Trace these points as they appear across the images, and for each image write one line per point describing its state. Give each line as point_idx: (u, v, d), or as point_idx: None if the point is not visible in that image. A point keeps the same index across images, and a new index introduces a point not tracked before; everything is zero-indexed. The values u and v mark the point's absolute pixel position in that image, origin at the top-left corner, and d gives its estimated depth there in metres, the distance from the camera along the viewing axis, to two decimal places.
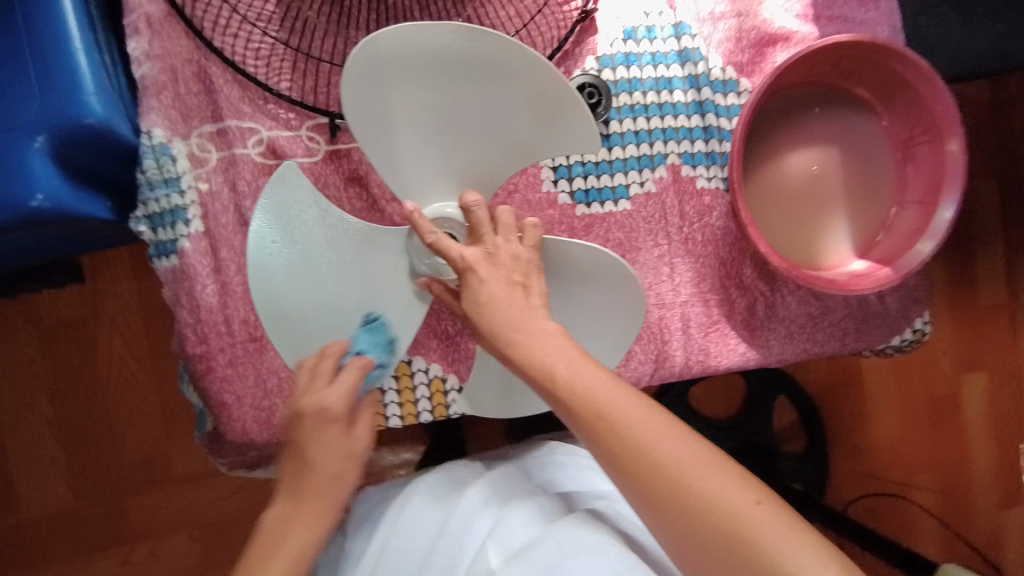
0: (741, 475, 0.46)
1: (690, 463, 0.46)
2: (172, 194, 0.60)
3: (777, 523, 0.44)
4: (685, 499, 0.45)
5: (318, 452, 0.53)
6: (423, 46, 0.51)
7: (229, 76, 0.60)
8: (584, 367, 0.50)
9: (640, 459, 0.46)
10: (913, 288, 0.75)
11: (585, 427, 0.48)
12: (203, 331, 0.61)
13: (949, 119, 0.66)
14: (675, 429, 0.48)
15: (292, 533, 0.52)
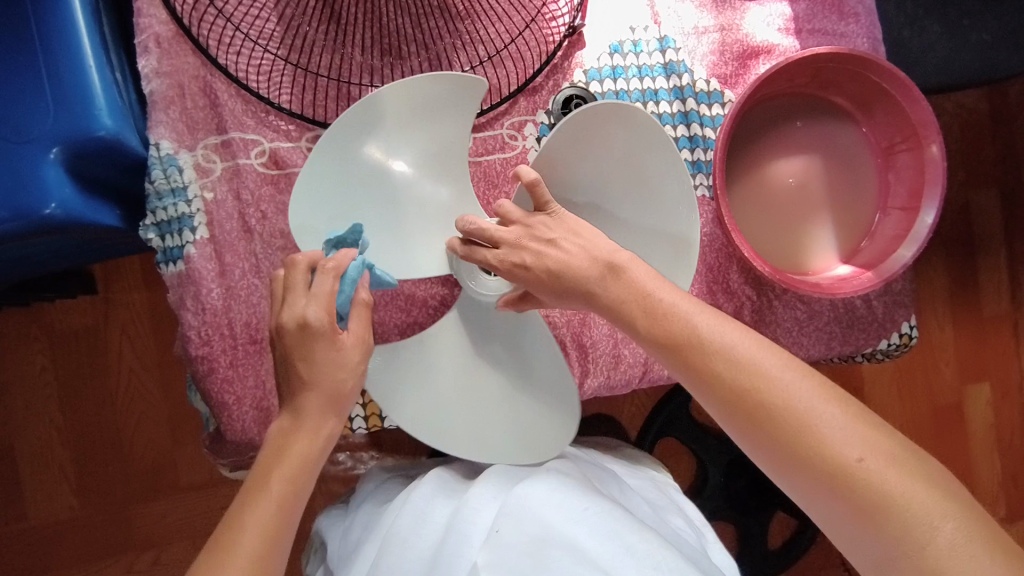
0: (861, 422, 0.46)
1: (800, 403, 0.47)
2: (179, 203, 0.63)
3: (891, 467, 0.44)
4: (801, 436, 0.46)
5: (306, 366, 0.51)
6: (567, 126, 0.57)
7: (233, 91, 0.64)
8: (706, 313, 0.52)
9: (751, 389, 0.48)
10: (898, 293, 0.77)
11: (693, 369, 0.51)
12: (207, 334, 0.63)
13: (928, 126, 0.68)
14: (796, 368, 0.49)
15: (293, 446, 0.51)
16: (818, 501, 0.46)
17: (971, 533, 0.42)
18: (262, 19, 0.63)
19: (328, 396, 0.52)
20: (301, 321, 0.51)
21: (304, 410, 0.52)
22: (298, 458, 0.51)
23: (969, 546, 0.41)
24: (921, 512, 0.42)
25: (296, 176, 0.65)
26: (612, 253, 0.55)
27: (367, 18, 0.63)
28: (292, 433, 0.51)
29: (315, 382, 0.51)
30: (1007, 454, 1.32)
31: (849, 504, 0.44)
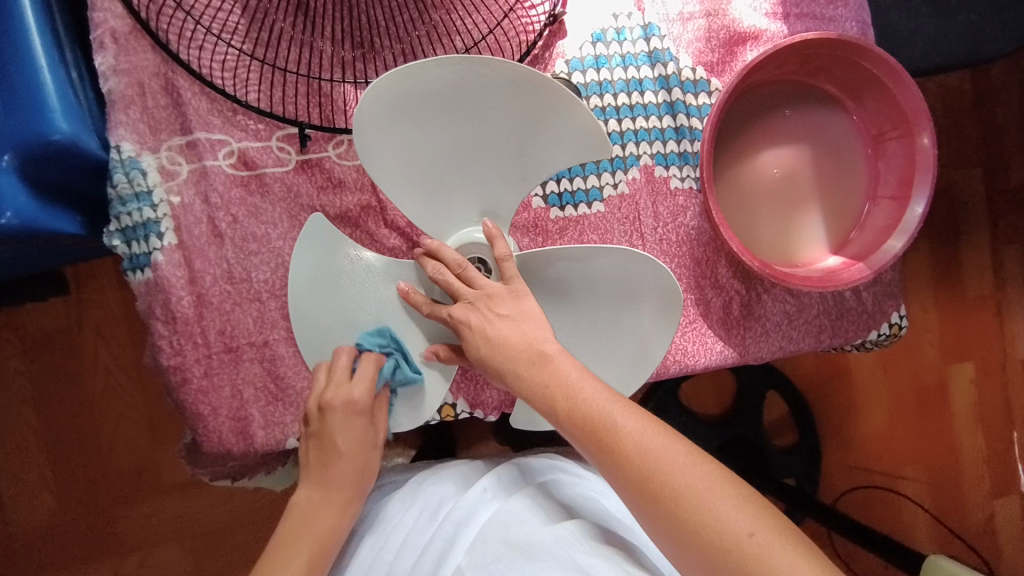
0: (757, 510, 0.47)
1: (698, 486, 0.48)
2: (144, 208, 0.60)
3: (777, 545, 0.45)
4: (694, 522, 0.46)
5: (342, 438, 0.57)
6: (392, 102, 0.51)
7: (197, 88, 0.60)
8: (603, 393, 0.52)
9: (645, 470, 0.48)
10: (887, 283, 0.76)
11: (594, 448, 0.50)
12: (179, 344, 0.61)
13: (919, 113, 0.67)
14: (694, 455, 0.50)
15: (321, 519, 0.56)
16: None
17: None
18: (225, 12, 0.59)
19: (345, 499, 0.58)
20: (347, 400, 0.57)
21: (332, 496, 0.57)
22: (315, 537, 0.55)
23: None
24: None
25: (267, 176, 0.62)
26: (543, 342, 0.55)
27: (337, 9, 0.59)
28: (317, 506, 0.56)
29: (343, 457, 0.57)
30: (993, 434, 1.33)
31: None
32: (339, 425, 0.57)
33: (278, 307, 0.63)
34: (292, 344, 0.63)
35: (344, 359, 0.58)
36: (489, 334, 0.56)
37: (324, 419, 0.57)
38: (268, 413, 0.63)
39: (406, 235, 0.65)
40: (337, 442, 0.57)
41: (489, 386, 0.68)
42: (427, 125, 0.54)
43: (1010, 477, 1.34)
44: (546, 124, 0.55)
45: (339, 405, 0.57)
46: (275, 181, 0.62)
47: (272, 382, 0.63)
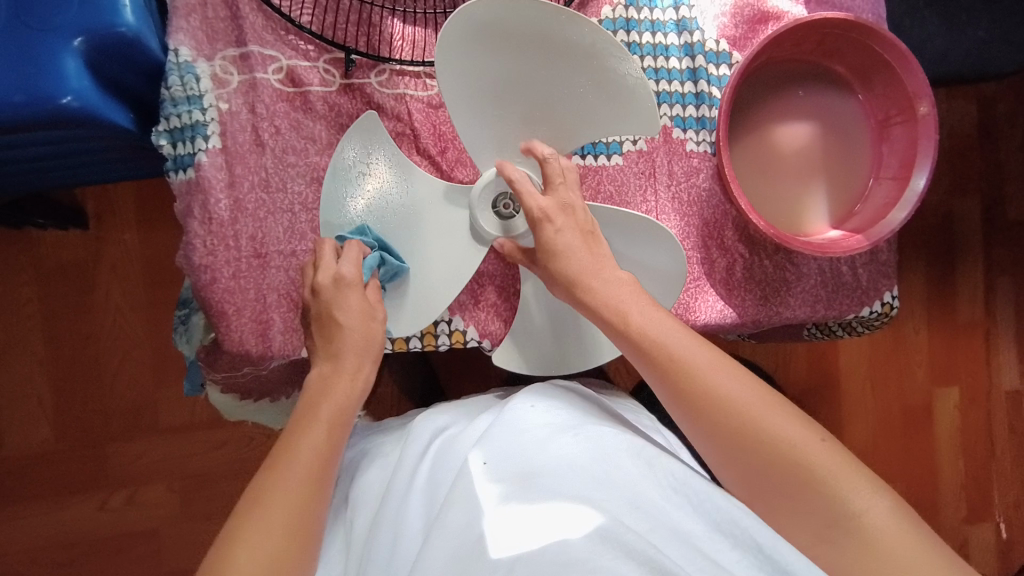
0: (801, 419, 0.51)
1: (753, 403, 0.51)
2: (194, 110, 0.63)
3: (829, 452, 0.49)
4: (749, 432, 0.50)
5: (342, 314, 0.57)
6: (492, 23, 0.57)
7: (255, 5, 0.64)
8: (657, 317, 0.56)
9: (704, 389, 0.52)
10: (883, 263, 0.80)
11: (654, 365, 0.54)
12: (212, 244, 0.64)
13: (922, 97, 0.71)
14: (742, 375, 0.53)
15: (334, 387, 0.55)
16: (772, 502, 0.49)
17: (900, 513, 0.46)
18: None
19: (365, 339, 0.57)
20: (335, 277, 0.58)
21: (344, 361, 0.56)
22: (335, 402, 0.54)
23: (896, 523, 0.46)
24: (857, 494, 0.47)
25: (312, 95, 0.66)
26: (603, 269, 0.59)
27: None
28: (330, 379, 0.55)
29: (348, 329, 0.57)
30: (973, 455, 1.37)
31: (801, 494, 0.48)
32: (339, 297, 0.58)
33: (308, 220, 0.66)
34: (318, 256, 0.67)
35: (329, 251, 0.59)
36: (547, 245, 0.60)
37: (329, 294, 0.58)
38: (289, 319, 0.66)
39: (436, 165, 0.69)
40: (337, 315, 0.57)
41: (498, 318, 0.71)
42: (517, 57, 0.60)
43: (987, 499, 1.38)
44: (626, 93, 0.60)
45: (326, 281, 0.58)
46: (318, 100, 0.66)
47: (296, 290, 0.66)
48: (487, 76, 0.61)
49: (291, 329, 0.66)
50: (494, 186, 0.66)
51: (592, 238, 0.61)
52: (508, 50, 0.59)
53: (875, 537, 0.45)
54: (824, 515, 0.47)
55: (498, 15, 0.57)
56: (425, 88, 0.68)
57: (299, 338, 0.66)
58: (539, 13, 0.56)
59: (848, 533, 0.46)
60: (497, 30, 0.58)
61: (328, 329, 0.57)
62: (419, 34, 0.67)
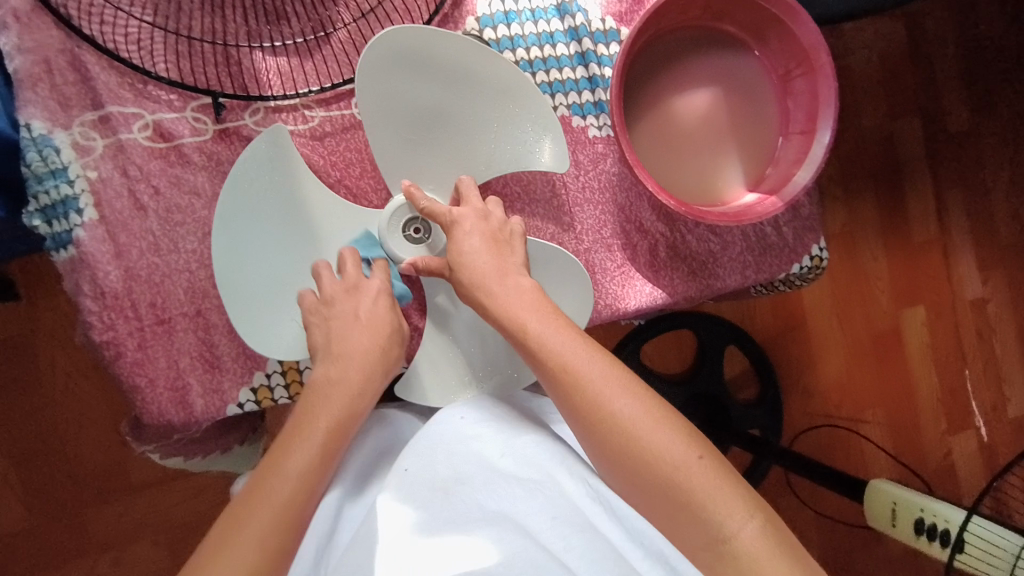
0: (691, 435, 0.51)
1: (641, 420, 0.50)
2: (62, 184, 0.60)
3: (715, 474, 0.49)
4: (637, 451, 0.49)
5: (364, 312, 0.61)
6: (393, 49, 0.59)
7: (105, 63, 0.61)
8: (556, 326, 0.55)
9: (598, 408, 0.51)
10: (806, 217, 0.79)
11: (552, 380, 0.53)
12: (109, 319, 0.61)
13: (817, 47, 0.69)
14: (635, 388, 0.52)
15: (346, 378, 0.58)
16: (655, 517, 0.50)
17: (772, 536, 0.47)
18: None
19: (364, 371, 0.58)
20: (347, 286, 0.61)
21: (352, 364, 0.58)
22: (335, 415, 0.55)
23: (768, 545, 0.46)
24: (733, 516, 0.47)
25: (185, 147, 0.63)
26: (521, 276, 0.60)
27: None
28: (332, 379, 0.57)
29: (369, 326, 0.60)
30: (946, 371, 1.39)
31: (681, 514, 0.48)
32: (358, 301, 0.61)
33: (208, 276, 0.64)
34: (224, 312, 0.64)
35: (351, 262, 0.63)
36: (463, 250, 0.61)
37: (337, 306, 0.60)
38: (206, 381, 0.64)
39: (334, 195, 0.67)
40: (359, 316, 0.60)
41: None
42: (412, 81, 0.62)
43: (965, 412, 1.40)
44: (526, 139, 0.64)
45: (338, 290, 0.61)
46: (192, 151, 0.63)
47: (208, 350, 0.64)
48: (397, 104, 0.62)
49: (209, 390, 0.64)
50: (407, 209, 0.66)
51: (505, 247, 0.62)
52: (415, 74, 0.61)
53: (746, 558, 0.46)
54: (701, 538, 0.47)
55: (398, 43, 0.59)
56: (305, 120, 0.65)
57: (219, 398, 0.64)
58: (439, 39, 0.60)
59: (722, 554, 0.47)
60: (395, 55, 0.60)
61: (343, 336, 0.59)
62: (287, 66, 0.64)
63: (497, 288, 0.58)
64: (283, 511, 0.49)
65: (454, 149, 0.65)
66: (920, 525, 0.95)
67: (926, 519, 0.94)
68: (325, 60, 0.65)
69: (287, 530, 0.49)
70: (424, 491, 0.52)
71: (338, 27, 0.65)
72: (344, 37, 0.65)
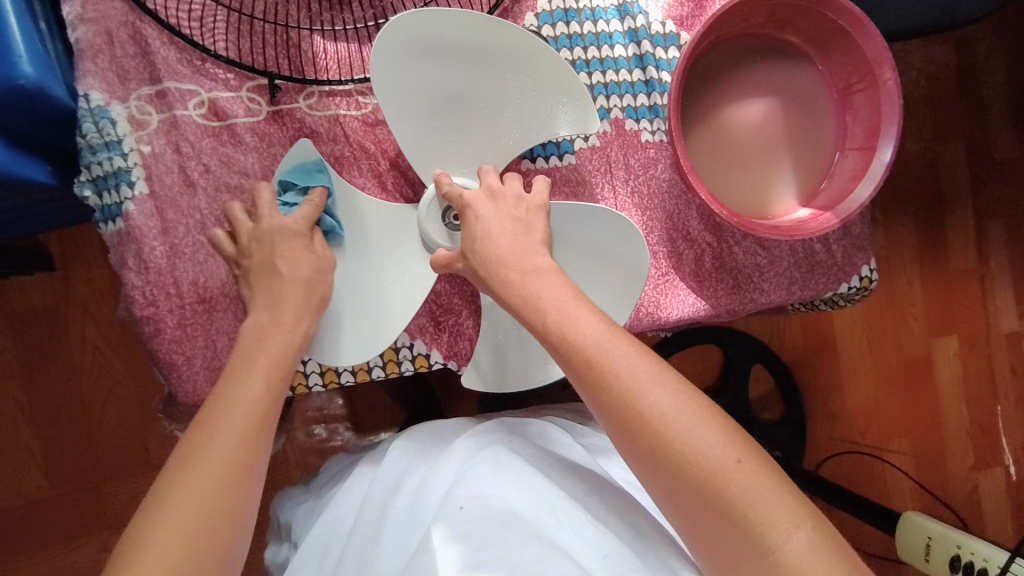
0: (728, 433, 0.48)
1: (674, 417, 0.47)
2: (114, 156, 0.60)
3: (757, 477, 0.46)
4: (672, 451, 0.47)
5: (283, 261, 0.58)
6: (419, 33, 0.58)
7: (166, 38, 0.61)
8: (578, 313, 0.53)
9: (628, 403, 0.48)
10: (857, 236, 0.76)
11: (577, 372, 0.50)
12: (153, 294, 0.61)
13: (883, 62, 0.67)
14: (667, 380, 0.49)
15: (267, 341, 0.55)
16: (693, 525, 0.47)
17: (820, 545, 0.44)
18: None
19: (294, 314, 0.57)
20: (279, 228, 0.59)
21: (282, 314, 0.57)
22: (268, 354, 0.54)
23: (815, 557, 0.43)
24: (775, 525, 0.44)
25: (238, 127, 0.63)
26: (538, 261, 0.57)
27: None
28: (266, 334, 0.55)
29: (287, 277, 0.58)
30: (977, 404, 1.35)
31: (722, 521, 0.45)
32: (273, 244, 0.58)
33: None
34: None
35: (311, 207, 0.60)
36: (487, 229, 0.58)
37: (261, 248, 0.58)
38: None
39: (381, 185, 0.66)
40: (275, 258, 0.58)
41: (463, 339, 0.69)
42: (433, 72, 0.61)
43: (995, 448, 1.36)
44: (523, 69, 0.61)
45: (248, 234, 0.59)
46: (245, 131, 0.63)
47: None
48: (424, 90, 0.61)
49: None
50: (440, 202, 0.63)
51: (522, 227, 0.59)
52: (436, 57, 0.60)
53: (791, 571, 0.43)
54: (743, 549, 0.45)
55: (421, 22, 0.58)
56: (359, 107, 0.65)
57: None
58: (457, 20, 0.59)
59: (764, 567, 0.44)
60: (420, 38, 0.59)
61: (265, 281, 0.58)
62: (344, 52, 0.64)
63: (515, 276, 0.56)
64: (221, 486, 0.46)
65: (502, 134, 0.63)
66: (955, 564, 0.91)
67: (963, 556, 0.90)
68: None
69: (224, 511, 0.46)
70: (475, 522, 0.51)
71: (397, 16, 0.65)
72: None
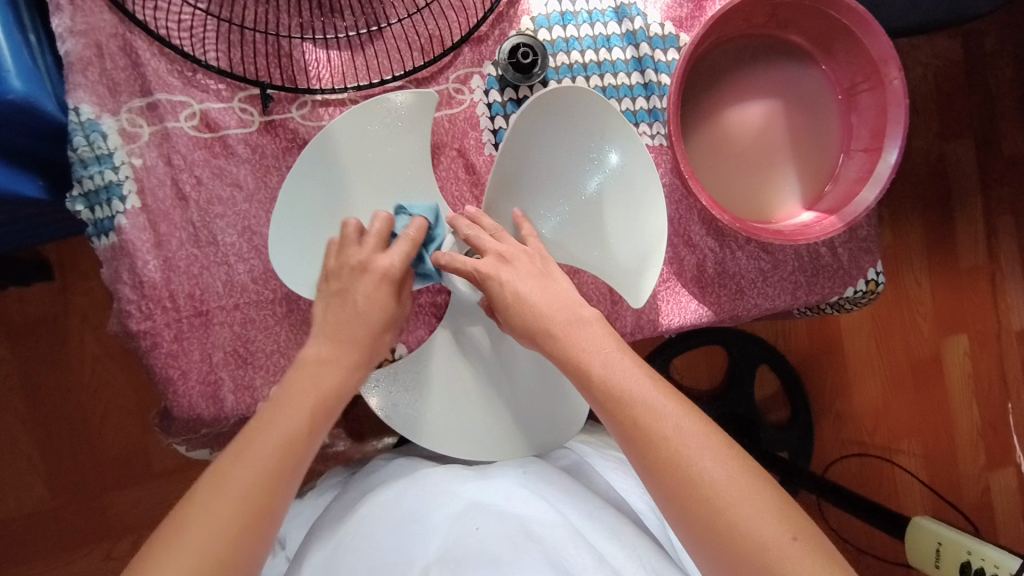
0: (776, 500, 0.47)
1: (720, 482, 0.47)
2: (106, 170, 0.59)
3: (806, 551, 0.45)
4: (717, 518, 0.46)
5: (363, 299, 0.56)
6: (338, 143, 0.59)
7: (156, 50, 0.60)
8: (623, 365, 0.53)
9: (673, 463, 0.48)
10: (863, 238, 0.75)
11: (621, 428, 0.51)
12: (147, 308, 0.60)
13: (889, 61, 0.65)
14: (715, 445, 0.49)
15: (324, 373, 0.54)
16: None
17: None
18: None
19: (354, 355, 0.55)
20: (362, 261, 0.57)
21: (348, 352, 0.55)
22: (323, 394, 0.53)
23: None
24: None
25: (230, 138, 0.62)
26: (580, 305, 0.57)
27: None
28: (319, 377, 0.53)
29: (365, 317, 0.56)
30: (988, 403, 1.33)
31: None
32: (357, 282, 0.57)
33: (246, 270, 0.62)
34: (263, 307, 0.63)
35: (381, 225, 0.59)
36: (516, 290, 0.57)
37: (353, 279, 0.57)
38: (238, 376, 0.62)
39: None
40: (358, 300, 0.56)
41: None
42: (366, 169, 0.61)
43: (1006, 447, 1.34)
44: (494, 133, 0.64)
45: (357, 254, 0.57)
46: (237, 143, 0.62)
47: (242, 346, 0.62)
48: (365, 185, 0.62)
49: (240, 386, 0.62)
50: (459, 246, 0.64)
51: (547, 279, 0.58)
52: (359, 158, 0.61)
53: None
54: None
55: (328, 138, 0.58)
56: None
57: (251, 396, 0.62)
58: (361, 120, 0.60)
59: None
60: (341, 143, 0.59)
61: (338, 320, 0.56)
62: (337, 60, 0.63)
63: (554, 325, 0.56)
64: (242, 517, 0.45)
65: (565, 207, 0.65)
66: (965, 569, 0.90)
67: (973, 563, 0.89)
68: (375, 56, 0.64)
69: (246, 536, 0.45)
70: (490, 545, 0.54)
71: (391, 23, 0.64)
72: (397, 33, 0.64)
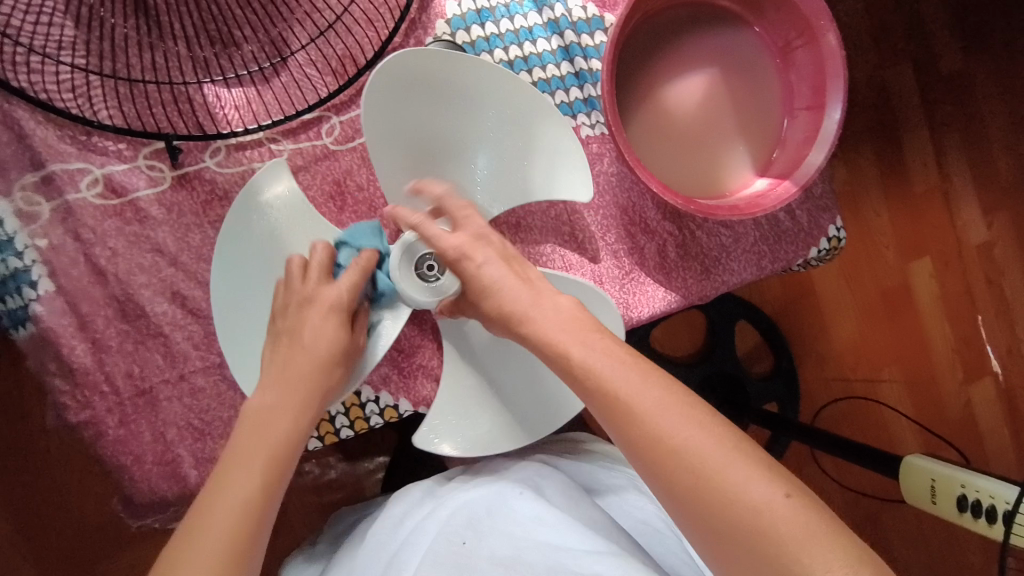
0: (771, 468, 0.42)
1: (710, 454, 0.41)
2: (8, 258, 0.55)
3: (813, 517, 0.39)
4: (709, 493, 0.41)
5: (309, 331, 0.53)
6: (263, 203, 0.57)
7: (41, 117, 0.55)
8: (602, 346, 0.48)
9: (659, 441, 0.42)
10: (819, 196, 0.73)
11: (603, 411, 0.45)
12: (84, 396, 0.56)
13: (820, 15, 0.63)
14: (701, 416, 0.43)
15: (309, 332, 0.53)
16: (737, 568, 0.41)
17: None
18: (56, 27, 0.54)
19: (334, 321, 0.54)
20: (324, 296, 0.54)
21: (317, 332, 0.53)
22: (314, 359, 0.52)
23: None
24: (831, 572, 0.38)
25: (142, 200, 0.57)
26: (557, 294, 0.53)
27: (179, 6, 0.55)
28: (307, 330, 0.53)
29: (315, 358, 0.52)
30: (960, 321, 1.34)
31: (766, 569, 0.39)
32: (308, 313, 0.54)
33: (185, 338, 0.58)
34: (211, 373, 0.58)
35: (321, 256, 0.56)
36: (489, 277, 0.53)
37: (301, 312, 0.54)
38: (198, 450, 0.58)
39: None
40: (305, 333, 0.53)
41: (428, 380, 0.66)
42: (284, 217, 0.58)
43: (983, 360, 1.35)
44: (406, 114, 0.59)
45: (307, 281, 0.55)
46: (150, 204, 0.57)
47: (195, 419, 0.58)
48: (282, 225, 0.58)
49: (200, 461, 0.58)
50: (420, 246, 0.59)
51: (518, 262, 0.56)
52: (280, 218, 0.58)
53: None
54: None
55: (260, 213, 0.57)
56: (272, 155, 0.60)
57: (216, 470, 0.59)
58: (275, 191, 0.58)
59: None
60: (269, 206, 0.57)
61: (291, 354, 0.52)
62: (244, 98, 0.59)
63: (534, 312, 0.51)
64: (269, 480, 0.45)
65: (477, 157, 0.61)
66: (962, 502, 0.90)
67: (968, 495, 0.89)
68: (284, 87, 0.59)
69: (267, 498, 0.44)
70: None
71: (295, 49, 0.59)
72: (303, 59, 0.60)
